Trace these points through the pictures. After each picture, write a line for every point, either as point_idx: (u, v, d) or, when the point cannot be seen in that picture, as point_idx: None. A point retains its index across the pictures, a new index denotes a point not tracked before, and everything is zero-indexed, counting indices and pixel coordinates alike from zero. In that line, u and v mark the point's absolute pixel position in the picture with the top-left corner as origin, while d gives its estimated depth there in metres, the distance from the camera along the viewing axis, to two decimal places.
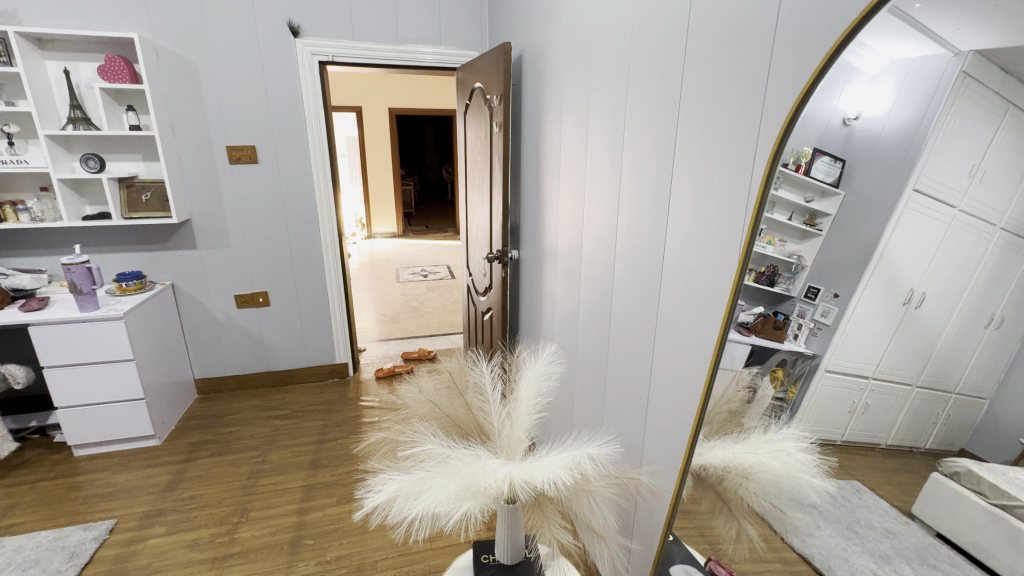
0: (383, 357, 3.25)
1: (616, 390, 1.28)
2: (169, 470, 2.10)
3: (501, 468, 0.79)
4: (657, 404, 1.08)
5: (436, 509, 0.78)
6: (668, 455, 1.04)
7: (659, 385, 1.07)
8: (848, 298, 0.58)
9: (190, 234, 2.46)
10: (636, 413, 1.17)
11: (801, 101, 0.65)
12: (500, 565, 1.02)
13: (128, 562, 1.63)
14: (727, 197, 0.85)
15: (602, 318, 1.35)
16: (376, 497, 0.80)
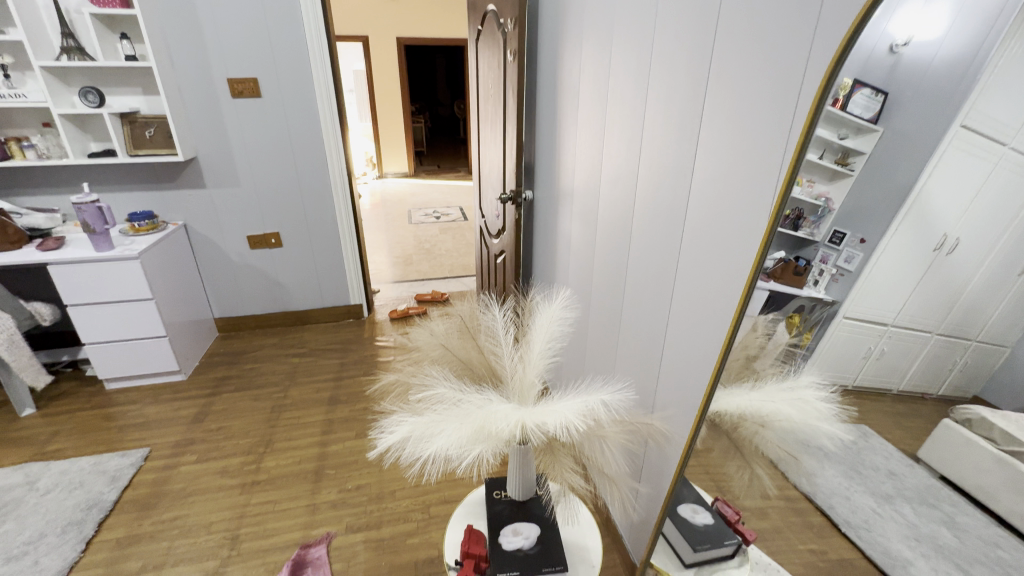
0: (397, 298, 3.27)
1: (633, 337, 1.24)
2: (197, 403, 2.20)
3: (513, 414, 0.80)
4: (676, 351, 1.05)
5: (447, 451, 0.79)
6: (686, 402, 1.02)
7: (679, 332, 1.04)
8: (876, 243, 0.52)
9: (198, 172, 2.41)
10: (653, 361, 1.15)
11: (855, 28, 0.55)
12: (511, 500, 1.04)
13: (164, 486, 1.75)
14: (771, 126, 0.76)
15: (619, 263, 1.30)
16: (389, 438, 0.82)
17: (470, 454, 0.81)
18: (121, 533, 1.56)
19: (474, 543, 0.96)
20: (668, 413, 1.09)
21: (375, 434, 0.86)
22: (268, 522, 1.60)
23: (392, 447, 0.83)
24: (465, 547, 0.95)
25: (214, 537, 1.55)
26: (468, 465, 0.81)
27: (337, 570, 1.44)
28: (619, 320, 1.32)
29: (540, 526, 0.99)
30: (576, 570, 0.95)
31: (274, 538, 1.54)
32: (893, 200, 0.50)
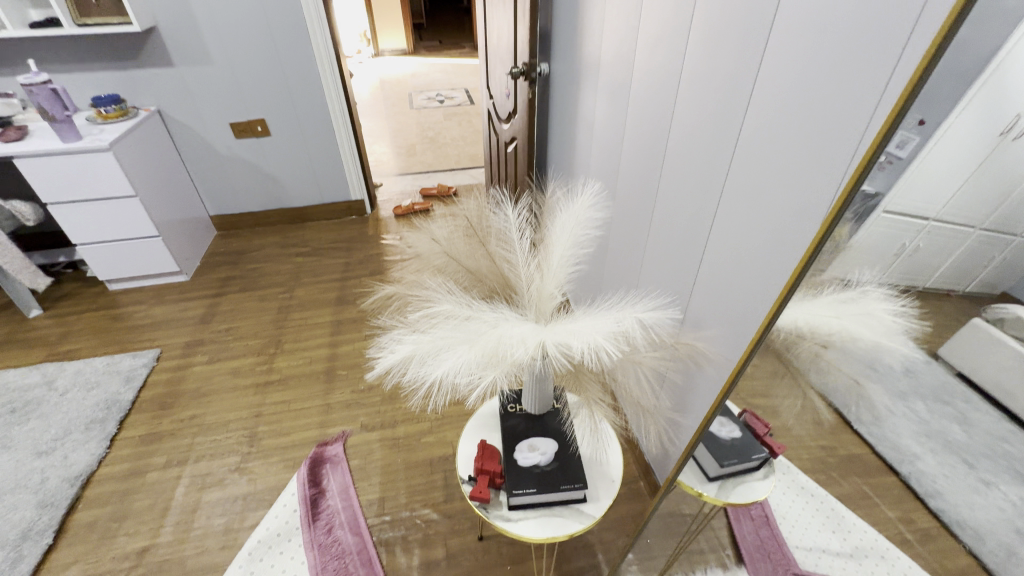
0: (401, 193, 3.06)
1: (677, 237, 1.04)
2: (202, 304, 2.15)
3: (532, 335, 0.68)
4: (731, 248, 0.86)
5: (456, 376, 0.69)
6: (741, 312, 0.85)
7: (743, 228, 0.82)
8: (936, 125, 0.43)
9: (160, 46, 2.09)
10: (703, 266, 0.95)
11: None
12: (527, 414, 0.98)
13: (180, 385, 1.76)
14: None
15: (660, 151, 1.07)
16: (389, 360, 0.71)
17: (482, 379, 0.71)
18: (143, 430, 1.60)
19: (490, 459, 0.91)
20: (714, 331, 0.93)
21: (374, 353, 0.76)
22: (285, 420, 1.61)
23: (393, 370, 0.73)
24: (479, 463, 0.90)
25: (232, 435, 1.57)
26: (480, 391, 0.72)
27: (356, 466, 1.47)
28: (660, 217, 1.10)
29: (558, 441, 0.93)
30: (596, 485, 0.91)
31: (292, 435, 1.56)
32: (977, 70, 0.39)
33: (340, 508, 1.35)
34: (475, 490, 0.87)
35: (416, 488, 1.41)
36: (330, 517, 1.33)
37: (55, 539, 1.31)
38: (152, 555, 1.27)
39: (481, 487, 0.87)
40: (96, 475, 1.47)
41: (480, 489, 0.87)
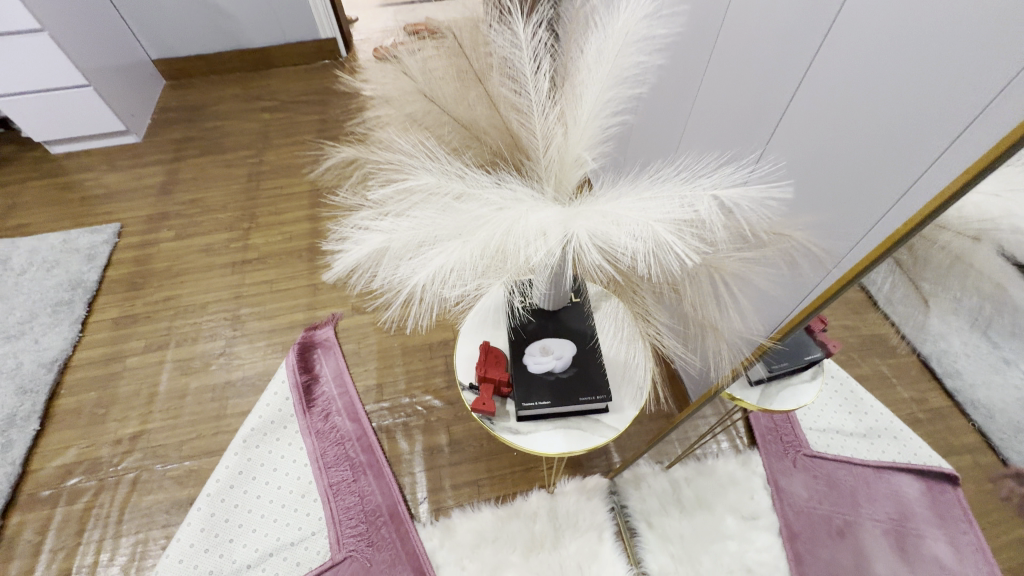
0: (382, 32, 2.52)
1: (771, 58, 0.68)
2: (160, 170, 1.86)
3: (558, 224, 0.47)
4: (870, 63, 0.52)
5: (448, 281, 0.50)
6: (867, 176, 0.54)
7: (906, 24, 0.47)
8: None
9: None
10: (809, 103, 0.61)
11: None
12: (539, 311, 0.80)
13: (149, 265, 1.58)
14: None
15: None
16: (353, 258, 0.51)
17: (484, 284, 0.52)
18: (116, 314, 1.47)
19: (494, 366, 0.77)
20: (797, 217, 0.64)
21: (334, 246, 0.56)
22: (268, 302, 1.46)
23: (361, 270, 0.54)
24: (482, 371, 0.76)
25: (213, 319, 1.44)
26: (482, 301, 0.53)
27: (350, 351, 1.36)
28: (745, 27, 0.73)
29: (576, 344, 0.77)
30: (619, 393, 0.78)
31: (277, 319, 1.42)
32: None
33: (335, 395, 1.27)
34: (476, 403, 0.75)
35: (415, 373, 1.32)
36: (327, 404, 1.25)
37: (42, 426, 1.26)
38: (145, 441, 1.22)
39: (484, 399, 0.75)
40: (73, 360, 1.37)
41: (483, 402, 0.75)
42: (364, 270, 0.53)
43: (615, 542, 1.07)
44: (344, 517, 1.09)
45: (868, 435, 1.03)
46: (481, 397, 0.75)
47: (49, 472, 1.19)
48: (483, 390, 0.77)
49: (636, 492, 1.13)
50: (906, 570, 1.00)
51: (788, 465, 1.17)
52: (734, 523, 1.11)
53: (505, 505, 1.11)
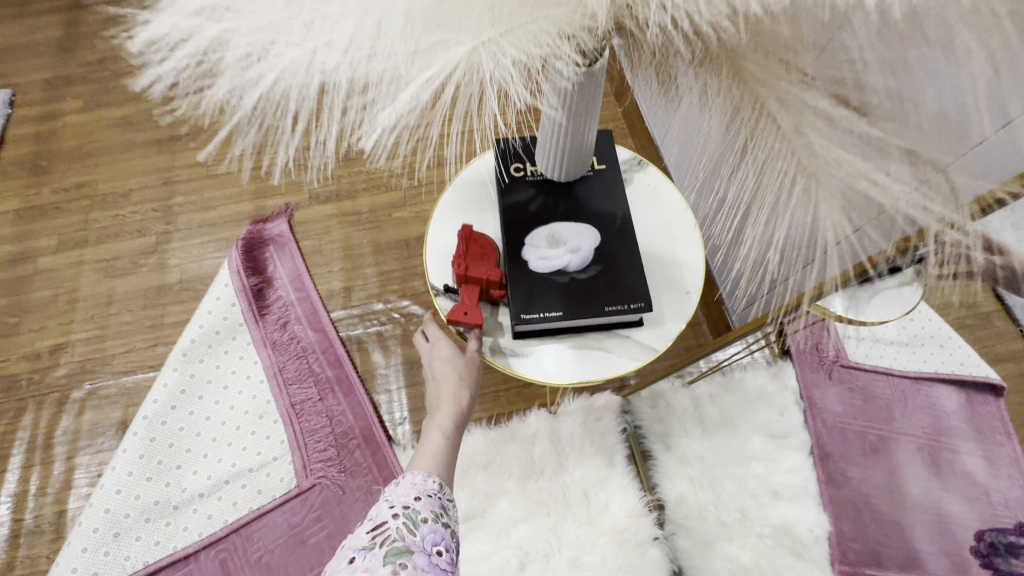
0: None
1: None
2: (57, 20, 1.46)
3: None
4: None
5: (364, 41, 0.33)
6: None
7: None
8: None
9: None
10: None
11: None
12: (544, 183, 0.55)
13: (52, 144, 1.27)
14: None
15: None
16: (194, 49, 0.33)
17: (422, 63, 0.35)
18: (19, 204, 1.19)
19: (478, 261, 0.54)
20: None
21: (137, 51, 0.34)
22: (205, 190, 1.18)
23: (210, 77, 0.34)
24: (461, 270, 0.53)
25: (139, 211, 1.17)
26: (419, 91, 0.36)
27: (309, 250, 1.11)
28: None
29: (598, 231, 0.53)
30: (659, 299, 0.55)
31: (217, 211, 1.15)
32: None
33: (294, 300, 1.05)
34: (453, 311, 0.52)
35: (389, 276, 1.08)
36: (283, 311, 1.04)
37: None
38: (69, 355, 1.02)
39: (465, 307, 0.53)
40: None
41: (463, 311, 0.53)
42: (214, 73, 0.34)
43: (626, 468, 0.94)
44: (311, 440, 0.93)
45: (909, 344, 0.80)
46: (460, 303, 0.53)
47: None
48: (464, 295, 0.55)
49: (651, 411, 0.97)
50: (938, 488, 0.83)
51: (824, 377, 0.97)
52: (762, 443, 0.95)
53: (498, 426, 0.96)
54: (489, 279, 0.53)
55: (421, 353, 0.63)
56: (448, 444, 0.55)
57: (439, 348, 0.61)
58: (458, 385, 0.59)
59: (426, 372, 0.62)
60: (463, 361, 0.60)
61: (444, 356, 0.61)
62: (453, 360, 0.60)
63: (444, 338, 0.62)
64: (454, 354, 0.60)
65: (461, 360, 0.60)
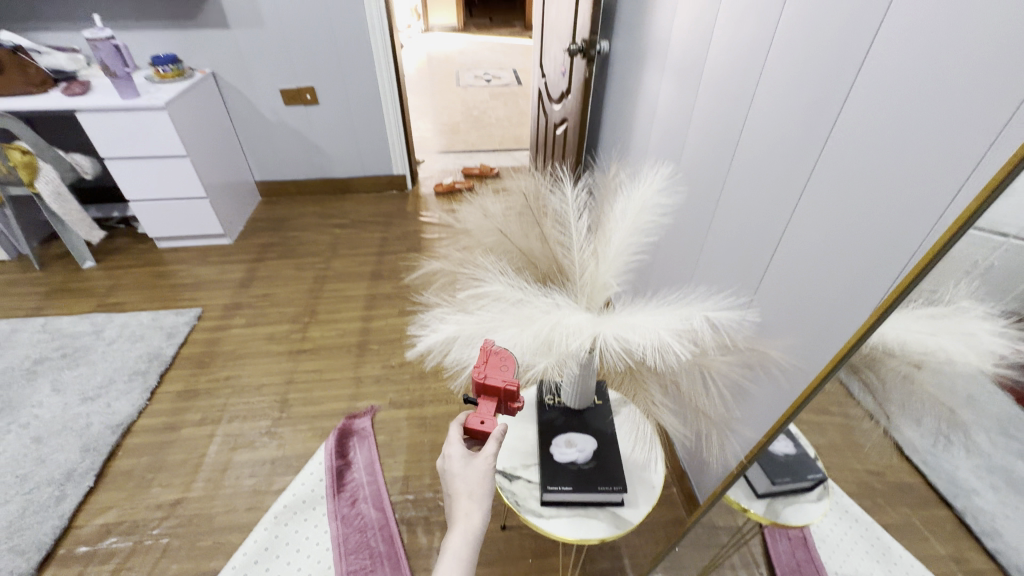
0: (443, 170, 2.96)
1: (775, 186, 0.79)
2: (243, 267, 2.18)
3: (587, 326, 0.63)
4: (855, 179, 0.64)
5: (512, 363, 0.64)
6: (867, 285, 0.64)
7: (867, 163, 0.62)
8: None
9: (220, 8, 2.10)
10: (794, 242, 0.77)
11: None
12: (565, 408, 0.93)
13: (218, 346, 1.79)
14: None
15: (733, 118, 0.92)
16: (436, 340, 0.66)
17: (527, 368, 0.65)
18: (181, 387, 1.63)
19: (497, 371, 0.66)
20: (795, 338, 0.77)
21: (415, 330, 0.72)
22: (315, 389, 1.61)
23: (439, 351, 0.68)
24: (480, 377, 0.66)
25: (264, 398, 1.59)
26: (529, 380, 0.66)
27: (382, 442, 1.45)
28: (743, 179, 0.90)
29: (597, 439, 0.88)
30: (635, 490, 0.86)
31: (321, 405, 1.56)
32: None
33: (365, 482, 1.34)
34: (471, 420, 0.67)
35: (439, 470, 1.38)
36: (355, 490, 1.33)
37: (95, 483, 1.36)
38: (183, 508, 1.30)
39: (481, 417, 0.67)
40: (136, 424, 1.52)
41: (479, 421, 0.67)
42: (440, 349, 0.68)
43: None
44: None
45: None
46: (478, 413, 0.68)
47: (90, 529, 1.26)
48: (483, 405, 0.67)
49: None
50: None
51: None
52: None
53: None
54: (506, 390, 0.66)
55: (438, 465, 0.65)
56: (465, 560, 0.56)
57: (452, 462, 0.64)
58: (472, 498, 0.60)
59: (442, 484, 0.64)
60: (476, 473, 0.62)
61: (456, 473, 0.63)
62: (466, 475, 0.62)
63: (458, 449, 0.65)
64: (466, 467, 0.63)
65: (473, 473, 0.62)
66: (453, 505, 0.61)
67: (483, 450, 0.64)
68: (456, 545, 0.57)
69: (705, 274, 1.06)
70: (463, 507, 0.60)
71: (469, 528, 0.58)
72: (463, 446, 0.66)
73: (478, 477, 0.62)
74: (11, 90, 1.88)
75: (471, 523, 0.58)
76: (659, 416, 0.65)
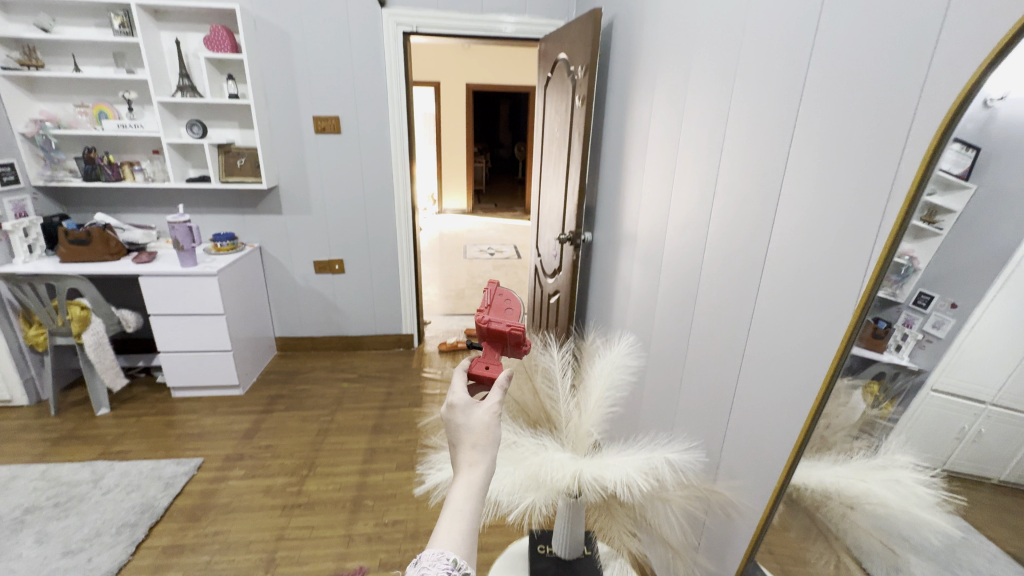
0: (448, 330, 3.23)
1: (724, 342, 1.00)
2: (250, 418, 2.27)
3: (570, 464, 0.73)
4: (774, 342, 0.85)
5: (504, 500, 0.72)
6: (793, 419, 0.79)
7: (778, 325, 0.84)
8: (969, 311, 0.48)
9: (278, 199, 2.60)
10: (745, 393, 0.93)
11: (965, 96, 0.48)
12: (557, 558, 0.97)
13: (212, 499, 1.78)
14: (862, 191, 0.67)
15: (686, 287, 1.18)
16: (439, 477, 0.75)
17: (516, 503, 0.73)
18: (167, 542, 1.59)
19: (502, 316, 0.77)
20: (750, 470, 0.90)
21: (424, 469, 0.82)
22: (303, 548, 1.57)
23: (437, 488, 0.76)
24: (485, 321, 0.76)
25: (250, 557, 1.54)
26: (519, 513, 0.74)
27: None
28: (699, 336, 1.11)
29: None
30: None
31: (308, 566, 1.51)
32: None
33: None
34: (478, 363, 0.71)
35: None
36: None
37: None
38: None
39: (488, 362, 0.73)
40: None
41: (485, 365, 0.72)
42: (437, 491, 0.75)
43: None
44: None
45: None
46: (485, 359, 0.73)
47: None
48: (488, 351, 0.75)
49: None
50: None
51: None
52: None
53: None
54: (509, 333, 0.74)
55: (440, 413, 0.63)
56: (469, 509, 0.56)
57: (457, 410, 0.62)
58: (477, 449, 0.60)
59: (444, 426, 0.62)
60: (480, 425, 0.62)
61: (462, 421, 0.61)
62: (471, 426, 0.61)
63: (462, 396, 0.63)
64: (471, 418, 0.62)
65: (477, 424, 0.61)
66: (458, 455, 0.60)
67: (488, 401, 0.64)
68: (462, 494, 0.57)
69: (684, 426, 1.18)
70: (468, 457, 0.59)
71: (474, 479, 0.58)
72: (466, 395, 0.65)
73: (483, 428, 0.61)
74: (89, 257, 2.23)
75: (476, 472, 0.58)
76: (635, 545, 0.74)
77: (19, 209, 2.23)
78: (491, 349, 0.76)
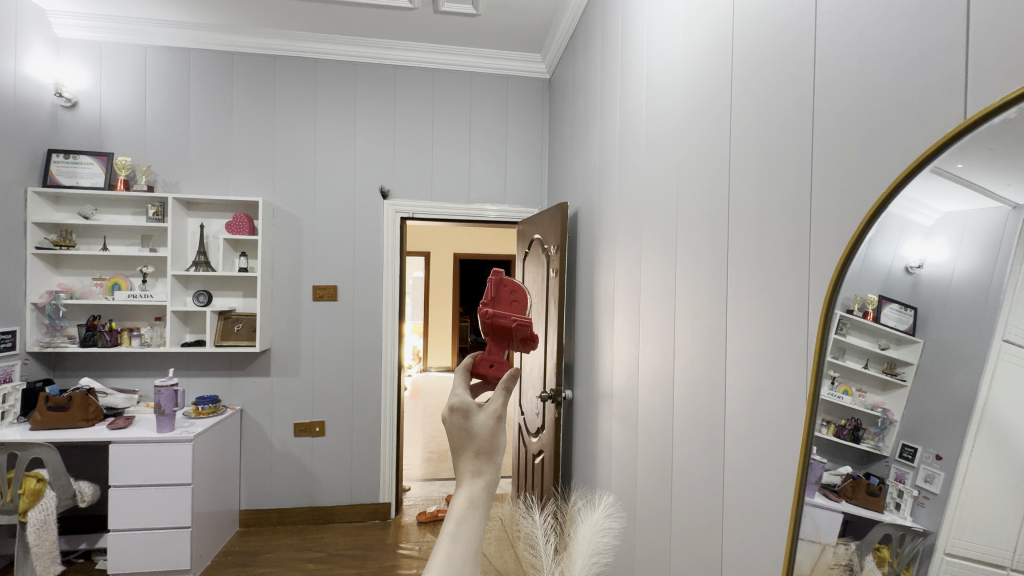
0: (427, 498, 3.02)
1: (702, 495, 1.03)
2: None
3: None
4: (748, 497, 0.87)
5: None
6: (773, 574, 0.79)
7: (744, 475, 0.88)
8: (955, 461, 0.44)
9: (267, 362, 2.67)
10: (731, 552, 0.91)
11: (847, 256, 0.59)
12: None
13: None
14: (785, 350, 0.80)
15: (662, 440, 1.23)
16: None
17: None
18: None
19: (508, 306, 0.76)
20: None
21: None
22: None
23: None
24: (491, 313, 0.74)
25: None
26: None
27: None
28: (684, 491, 1.10)
29: None
30: None
31: None
32: (978, 338, 0.43)
33: None
34: (481, 363, 0.70)
35: None
36: None
37: None
38: None
39: (492, 359, 0.72)
40: None
41: (490, 364, 0.71)
42: None
43: None
44: None
45: None
46: (489, 356, 0.72)
47: None
48: (492, 345, 0.74)
49: None
50: None
51: None
52: None
53: None
54: (515, 326, 0.74)
55: (442, 416, 0.64)
56: (471, 531, 0.57)
57: (458, 409, 0.63)
58: (478, 458, 0.61)
59: (447, 427, 0.63)
60: (482, 432, 0.62)
61: (464, 427, 0.62)
62: (474, 434, 0.62)
63: (465, 398, 0.64)
64: (474, 422, 0.63)
65: (480, 430, 0.62)
66: (462, 465, 0.62)
67: (490, 405, 0.64)
68: (465, 510, 0.58)
69: None
70: (470, 467, 0.61)
71: (476, 491, 0.59)
72: (470, 397, 0.66)
73: (485, 434, 0.62)
74: (61, 424, 2.18)
75: (475, 487, 0.60)
76: None
77: (6, 374, 2.25)
78: (496, 345, 0.75)
